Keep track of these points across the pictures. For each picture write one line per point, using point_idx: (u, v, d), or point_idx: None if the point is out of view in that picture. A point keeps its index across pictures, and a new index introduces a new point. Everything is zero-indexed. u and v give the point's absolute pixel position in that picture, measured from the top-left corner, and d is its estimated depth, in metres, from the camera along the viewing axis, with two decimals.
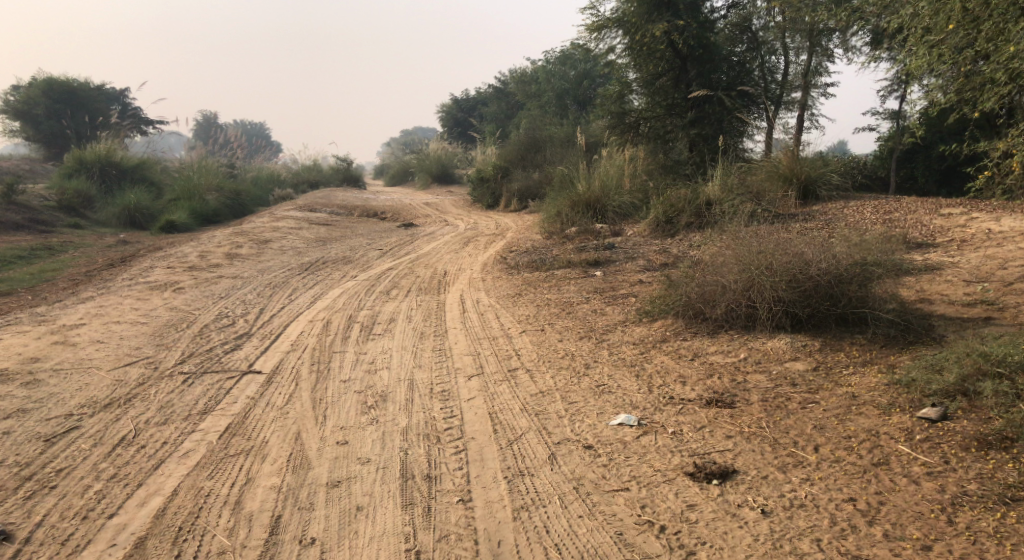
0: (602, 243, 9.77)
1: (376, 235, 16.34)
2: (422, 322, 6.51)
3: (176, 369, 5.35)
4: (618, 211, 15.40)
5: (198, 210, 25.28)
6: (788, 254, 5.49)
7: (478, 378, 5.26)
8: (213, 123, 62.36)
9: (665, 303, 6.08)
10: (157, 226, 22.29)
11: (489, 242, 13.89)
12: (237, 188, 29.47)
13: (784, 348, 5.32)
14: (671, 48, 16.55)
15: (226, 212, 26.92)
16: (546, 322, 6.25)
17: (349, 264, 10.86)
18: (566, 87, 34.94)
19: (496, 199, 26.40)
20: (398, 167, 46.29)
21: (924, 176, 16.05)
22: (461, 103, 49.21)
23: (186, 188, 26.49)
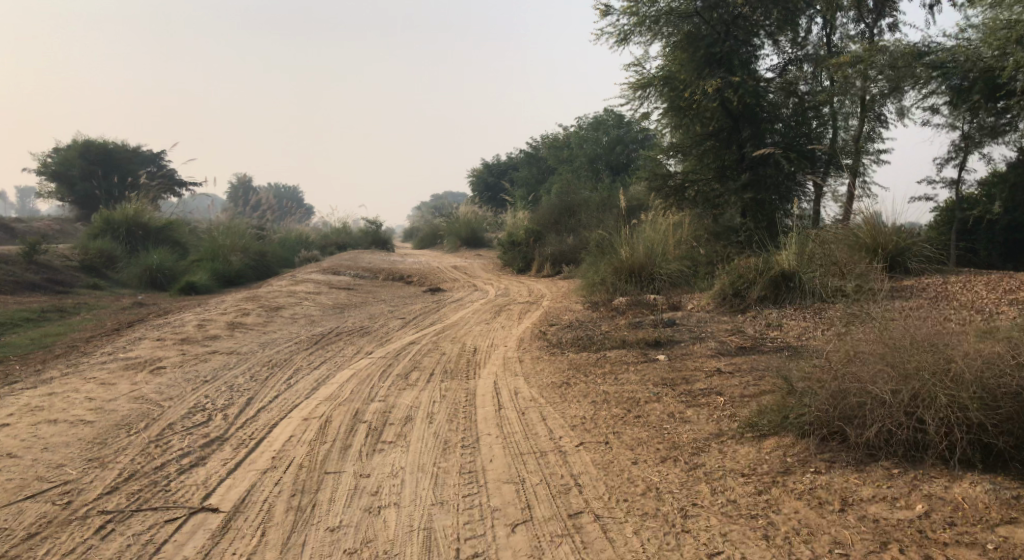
0: (659, 319, 8.33)
1: (402, 302, 15.09)
2: (448, 420, 5.07)
3: (96, 507, 3.95)
4: (667, 279, 14.01)
5: (220, 271, 24.36)
6: (971, 359, 4.18)
7: (528, 530, 3.82)
8: (247, 184, 62.50)
9: (781, 412, 4.60)
10: (176, 287, 21.29)
11: (523, 312, 12.55)
12: (263, 249, 28.60)
13: (983, 499, 3.80)
14: (723, 107, 15.36)
15: (249, 273, 25.95)
16: (611, 431, 4.78)
17: (365, 336, 9.55)
18: (599, 152, 34.01)
19: (528, 263, 25.20)
20: (427, 230, 45.54)
21: (986, 253, 14.55)
22: (492, 167, 48.62)
23: (210, 249, 25.63)
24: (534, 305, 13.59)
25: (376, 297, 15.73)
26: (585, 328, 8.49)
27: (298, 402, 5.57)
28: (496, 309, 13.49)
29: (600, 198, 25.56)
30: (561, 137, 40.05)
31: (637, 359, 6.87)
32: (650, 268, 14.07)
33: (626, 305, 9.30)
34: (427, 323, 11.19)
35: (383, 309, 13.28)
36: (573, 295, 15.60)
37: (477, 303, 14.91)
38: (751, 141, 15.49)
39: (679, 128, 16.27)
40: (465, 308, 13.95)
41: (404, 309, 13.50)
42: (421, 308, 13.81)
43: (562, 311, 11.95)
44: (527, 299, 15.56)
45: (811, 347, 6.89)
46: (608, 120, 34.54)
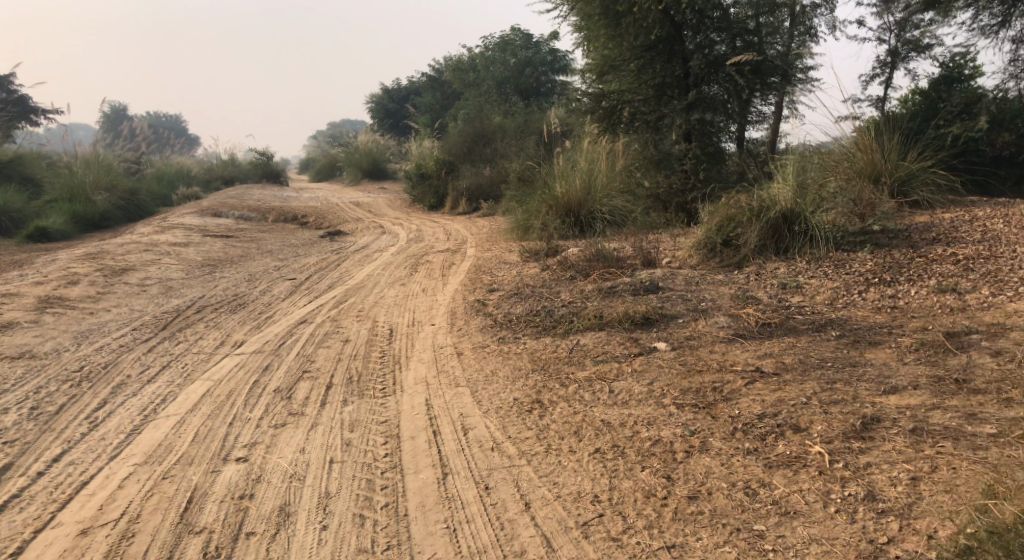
0: (634, 282, 6.21)
1: (294, 252, 12.72)
2: (400, 539, 3.02)
3: None
4: (608, 219, 12.56)
5: (81, 214, 21.10)
6: None
7: None
8: (125, 113, 56.92)
9: (991, 516, 2.77)
10: (25, 234, 18.05)
11: (443, 264, 10.48)
12: (137, 187, 25.11)
13: None
14: (665, 14, 13.25)
15: (118, 216, 22.63)
16: (668, 544, 2.94)
17: (235, 313, 7.32)
18: (506, 75, 31.34)
19: (440, 199, 22.88)
20: (326, 161, 42.13)
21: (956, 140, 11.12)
22: (393, 93, 45.17)
23: (69, 188, 22.21)
24: (455, 254, 11.53)
25: (263, 246, 13.30)
26: (534, 301, 6.33)
27: (90, 460, 3.58)
28: (411, 259, 11.34)
29: (517, 123, 23.24)
30: (466, 59, 37.02)
31: (629, 352, 4.77)
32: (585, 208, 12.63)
33: (570, 268, 7.17)
34: (325, 287, 8.96)
35: (269, 266, 10.95)
36: (496, 239, 13.61)
37: (386, 251, 12.76)
38: (700, 52, 13.43)
39: (612, 40, 14.07)
40: (372, 259, 11.80)
41: (297, 264, 11.19)
42: (318, 261, 11.55)
43: (494, 263, 9.93)
44: (444, 244, 13.46)
45: (862, 323, 4.93)
46: (516, 40, 31.74)
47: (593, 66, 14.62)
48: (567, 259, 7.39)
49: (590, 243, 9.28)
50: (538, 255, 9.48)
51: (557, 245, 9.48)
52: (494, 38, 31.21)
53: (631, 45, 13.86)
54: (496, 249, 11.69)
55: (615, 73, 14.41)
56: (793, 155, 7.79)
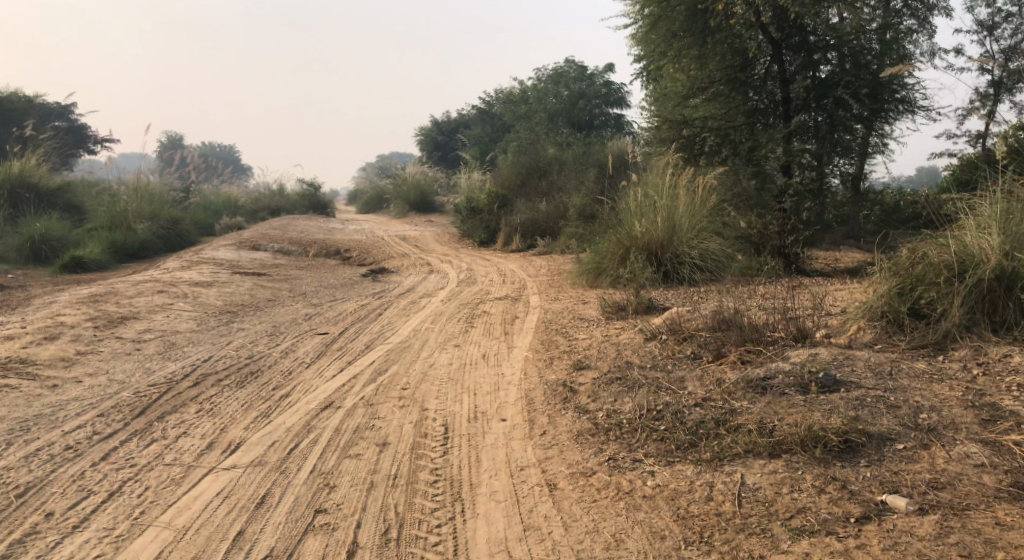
0: (797, 372, 4.48)
1: (330, 295, 11.14)
2: None
3: None
4: (696, 265, 10.79)
5: (119, 243, 19.92)
6: None
7: None
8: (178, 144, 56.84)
9: None
10: (58, 263, 16.88)
11: (505, 316, 8.77)
12: (182, 216, 24.02)
13: None
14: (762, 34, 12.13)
15: (158, 246, 21.43)
16: None
17: (246, 384, 5.72)
18: (559, 108, 29.82)
19: (491, 235, 21.23)
20: (373, 193, 41.13)
21: None
22: (443, 125, 44.09)
23: (109, 215, 21.07)
24: (518, 303, 9.82)
25: (298, 287, 11.75)
26: (654, 390, 4.61)
27: None
28: (466, 308, 9.61)
29: (576, 155, 21.59)
30: (518, 91, 35.76)
31: (839, 523, 3.48)
32: (670, 252, 10.89)
33: (685, 345, 5.44)
34: (362, 346, 7.31)
35: (301, 315, 9.37)
36: (562, 285, 11.88)
37: (436, 296, 11.11)
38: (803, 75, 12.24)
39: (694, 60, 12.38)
40: (421, 305, 10.15)
41: (333, 311, 9.60)
42: (358, 308, 9.95)
43: (568, 318, 8.18)
44: (502, 289, 11.77)
45: None
46: (570, 73, 30.37)
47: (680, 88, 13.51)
48: (680, 327, 5.62)
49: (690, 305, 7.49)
50: (625, 312, 7.69)
51: (648, 299, 7.69)
52: (548, 69, 29.75)
53: (724, 66, 12.82)
54: (569, 296, 9.97)
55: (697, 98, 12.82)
56: (996, 182, 5.82)
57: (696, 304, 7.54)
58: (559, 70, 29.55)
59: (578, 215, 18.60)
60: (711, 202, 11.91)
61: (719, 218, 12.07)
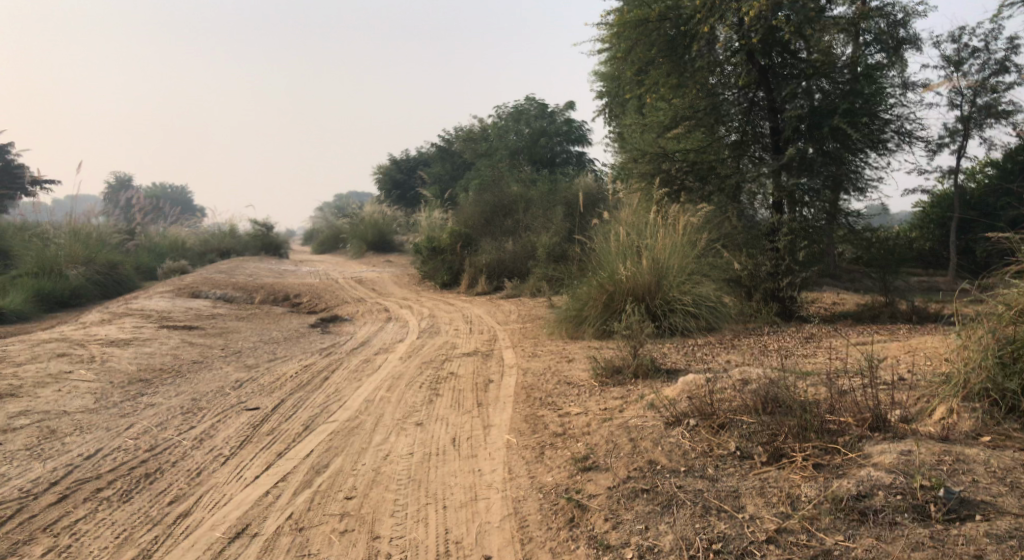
0: (905, 488, 4.17)
1: (272, 352, 9.68)
2: None
3: None
4: (685, 311, 9.62)
5: (47, 291, 18.11)
6: None
7: None
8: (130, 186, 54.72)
9: None
10: None
11: (476, 378, 7.42)
12: (122, 261, 22.26)
13: None
14: (749, 61, 11.38)
15: (93, 294, 19.62)
16: None
17: (131, 499, 4.50)
18: (519, 145, 28.83)
19: (454, 276, 19.88)
20: (329, 234, 39.60)
21: None
22: (400, 164, 42.88)
23: (37, 260, 19.25)
24: (489, 360, 8.49)
25: (235, 342, 10.25)
26: (720, 519, 4.20)
27: None
28: (429, 367, 8.23)
29: (542, 193, 20.47)
30: (477, 131, 34.82)
31: None
32: (659, 297, 9.70)
33: (724, 435, 4.91)
34: (298, 429, 5.89)
35: (232, 380, 7.90)
36: (537, 335, 10.57)
37: (394, 351, 9.72)
38: (794, 102, 11.21)
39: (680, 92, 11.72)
40: (375, 363, 8.76)
41: (272, 375, 8.15)
42: (301, 369, 8.50)
43: (554, 381, 6.85)
44: (471, 341, 10.44)
45: None
46: (530, 110, 29.50)
47: (657, 118, 12.49)
48: (718, 411, 5.05)
49: (701, 369, 6.23)
50: (622, 375, 6.40)
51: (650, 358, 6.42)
52: (508, 106, 28.80)
53: (706, 94, 11.89)
54: (549, 352, 8.66)
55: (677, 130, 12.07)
56: None
57: (708, 367, 6.29)
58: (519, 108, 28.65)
59: (546, 256, 17.40)
60: (700, 240, 10.74)
61: (710, 254, 10.89)
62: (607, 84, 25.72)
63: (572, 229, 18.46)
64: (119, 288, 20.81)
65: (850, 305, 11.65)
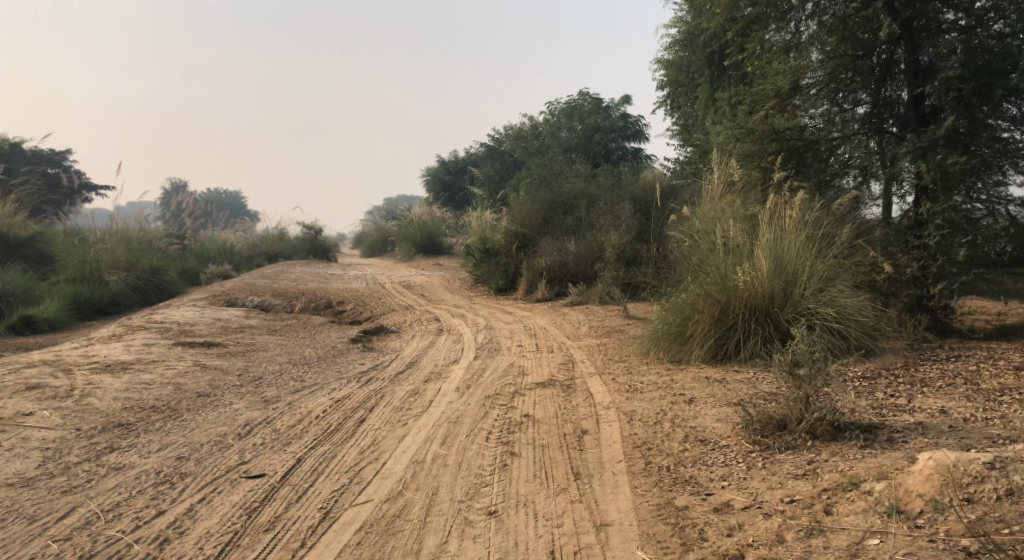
0: None
1: (300, 377, 7.79)
2: None
3: None
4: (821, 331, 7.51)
5: (83, 299, 16.70)
6: None
7: None
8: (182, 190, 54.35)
9: None
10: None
11: (563, 426, 5.43)
12: (163, 265, 20.86)
13: None
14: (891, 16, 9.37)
15: (131, 301, 18.18)
16: None
17: None
18: (574, 142, 26.79)
19: (511, 281, 17.95)
20: (378, 236, 38.16)
21: None
22: (449, 164, 41.22)
23: (75, 266, 17.88)
24: (575, 394, 6.49)
25: (259, 363, 8.39)
26: None
27: None
28: (496, 405, 6.23)
29: (607, 188, 18.40)
30: (528, 128, 32.90)
31: None
32: (788, 311, 7.64)
33: None
34: (306, 531, 3.96)
35: (242, 420, 5.99)
36: (627, 356, 8.51)
37: (450, 377, 7.74)
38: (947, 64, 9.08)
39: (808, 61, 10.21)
40: (426, 396, 6.81)
41: (293, 412, 6.23)
42: (331, 403, 6.56)
43: (678, 437, 4.89)
44: (544, 363, 8.44)
45: None
46: (584, 106, 27.28)
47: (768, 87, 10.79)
48: None
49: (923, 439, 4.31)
50: (792, 435, 4.53)
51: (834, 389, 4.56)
52: (563, 100, 26.76)
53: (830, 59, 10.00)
54: (658, 383, 6.66)
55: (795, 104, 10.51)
56: None
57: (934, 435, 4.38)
58: (573, 102, 26.56)
59: (617, 258, 15.33)
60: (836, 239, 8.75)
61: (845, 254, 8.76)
62: (668, 72, 23.56)
63: (643, 227, 16.38)
64: (160, 294, 19.23)
65: (1023, 315, 9.57)
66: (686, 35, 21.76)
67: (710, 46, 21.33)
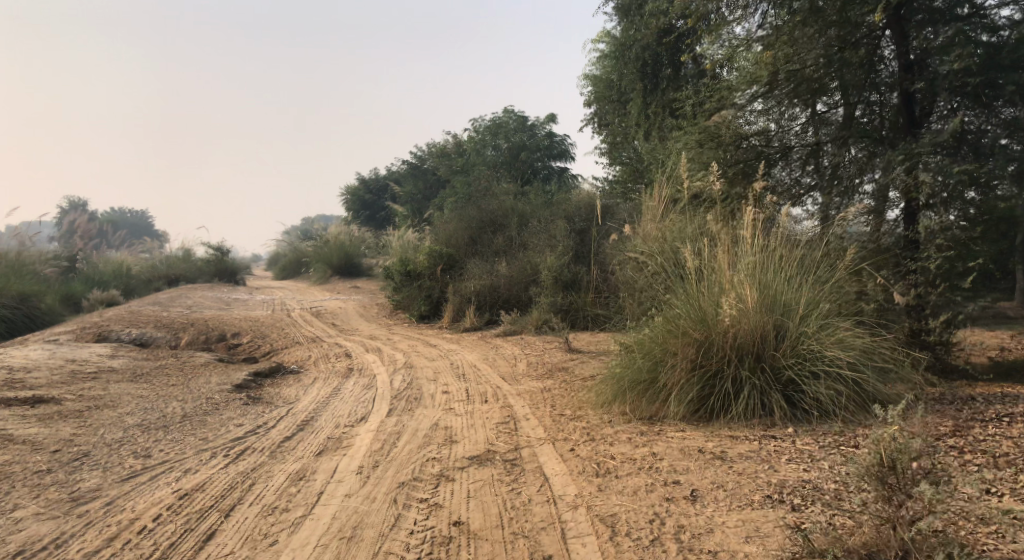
0: None
1: (144, 452, 5.68)
2: None
3: None
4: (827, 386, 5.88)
5: None
6: None
7: None
8: (79, 205, 50.38)
9: None
10: None
11: (518, 546, 4.10)
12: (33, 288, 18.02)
13: None
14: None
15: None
16: None
17: None
18: (500, 159, 25.14)
19: (435, 308, 16.06)
20: (291, 258, 35.62)
21: None
22: (368, 182, 39.06)
23: None
24: (525, 479, 4.77)
25: (96, 427, 6.25)
26: None
27: None
28: (410, 516, 4.41)
29: (540, 206, 16.76)
30: (452, 145, 31.15)
31: None
32: (785, 356, 6.01)
33: None
34: None
35: (18, 541, 4.27)
36: (581, 411, 6.73)
37: (353, 448, 5.81)
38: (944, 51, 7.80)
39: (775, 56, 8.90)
40: (317, 484, 4.89)
41: (108, 521, 4.43)
42: (176, 502, 4.61)
43: None
44: (477, 423, 6.58)
45: None
46: (509, 123, 25.59)
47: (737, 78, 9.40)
48: None
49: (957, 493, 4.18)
50: None
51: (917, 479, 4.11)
52: (489, 116, 25.14)
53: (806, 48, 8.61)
54: (641, 457, 4.95)
55: (767, 109, 9.22)
56: None
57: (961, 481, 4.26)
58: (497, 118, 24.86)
59: (553, 282, 13.62)
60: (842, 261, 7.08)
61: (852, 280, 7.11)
62: (596, 88, 22.09)
63: (579, 248, 14.76)
64: (29, 326, 16.42)
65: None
66: (616, 48, 20.31)
67: (641, 59, 19.95)
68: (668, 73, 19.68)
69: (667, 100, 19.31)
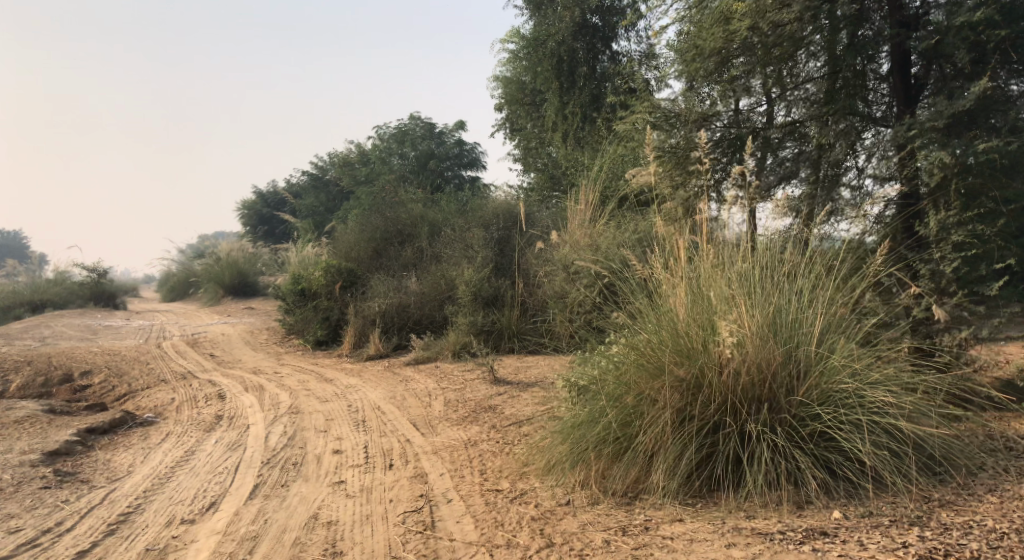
0: None
1: None
2: None
3: None
4: (872, 444, 4.12)
5: None
6: None
7: None
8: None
9: None
10: None
11: None
12: None
13: None
14: None
15: None
16: None
17: None
18: (407, 167, 23.04)
19: (334, 332, 13.81)
20: (181, 278, 32.43)
21: None
22: (267, 196, 36.11)
23: None
24: None
25: None
26: None
27: None
28: None
29: (453, 214, 14.76)
30: (355, 156, 28.80)
31: None
32: (810, 402, 4.23)
33: None
34: None
35: None
36: (526, 482, 4.78)
37: None
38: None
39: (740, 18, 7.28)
40: None
41: None
42: None
43: None
44: (377, 512, 4.55)
45: None
46: (415, 131, 23.64)
47: (698, 42, 7.79)
48: None
49: None
50: None
51: None
52: (393, 122, 23.00)
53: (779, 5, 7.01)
54: None
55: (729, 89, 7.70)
56: None
57: None
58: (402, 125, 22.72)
59: (471, 299, 11.67)
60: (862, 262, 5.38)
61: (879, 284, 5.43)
62: (506, 90, 19.96)
63: (500, 260, 12.86)
64: None
65: None
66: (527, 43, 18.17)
67: (556, 55, 17.79)
68: (585, 71, 17.60)
69: (589, 99, 17.60)
